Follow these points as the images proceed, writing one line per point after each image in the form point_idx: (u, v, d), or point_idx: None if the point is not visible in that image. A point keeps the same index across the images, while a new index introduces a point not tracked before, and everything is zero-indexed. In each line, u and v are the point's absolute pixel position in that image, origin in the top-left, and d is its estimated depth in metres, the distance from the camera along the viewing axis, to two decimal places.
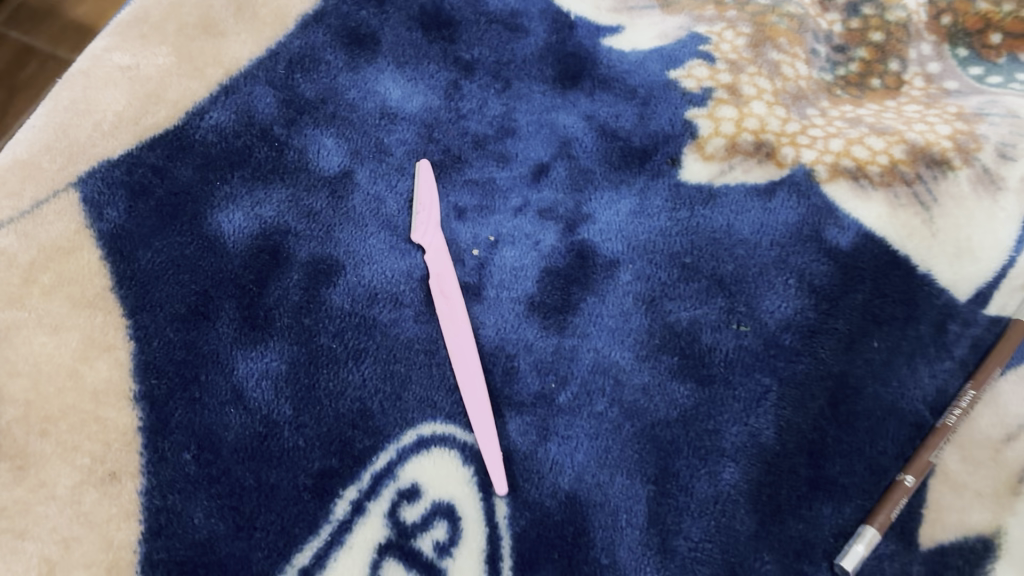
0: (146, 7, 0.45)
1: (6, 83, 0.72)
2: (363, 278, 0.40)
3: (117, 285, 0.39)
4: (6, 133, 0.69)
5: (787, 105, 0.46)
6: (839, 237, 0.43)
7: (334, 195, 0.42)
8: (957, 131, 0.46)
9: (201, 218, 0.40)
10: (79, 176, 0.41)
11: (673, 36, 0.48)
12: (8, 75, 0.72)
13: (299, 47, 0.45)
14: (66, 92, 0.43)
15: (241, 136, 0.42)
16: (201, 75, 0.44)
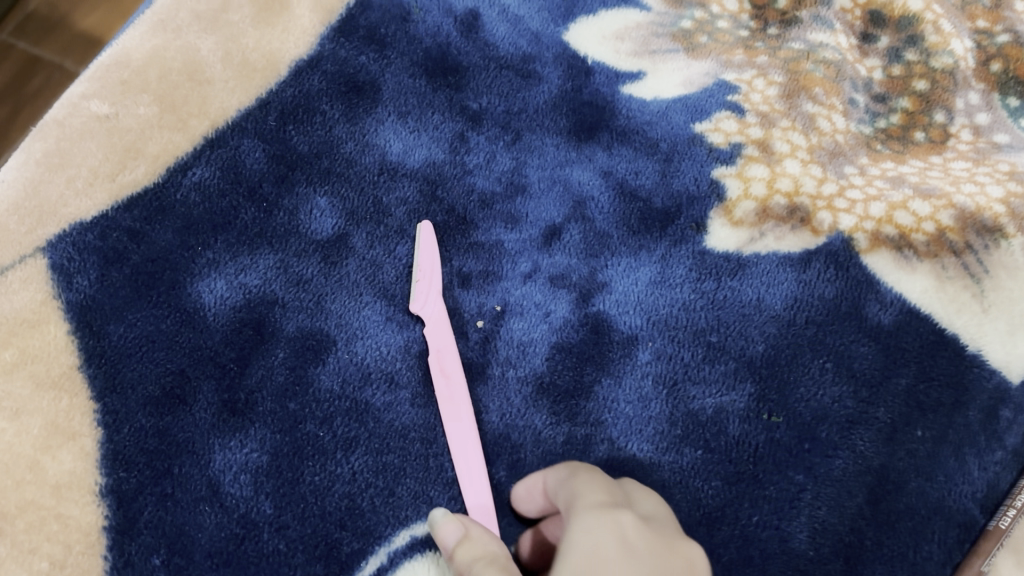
0: (127, 49, 0.42)
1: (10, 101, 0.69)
2: (356, 356, 0.37)
3: (85, 364, 0.35)
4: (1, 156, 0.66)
5: (823, 163, 0.42)
6: (880, 315, 0.39)
7: (327, 261, 0.38)
8: (1010, 193, 0.42)
9: (180, 288, 0.37)
10: (47, 240, 0.37)
11: (698, 84, 0.45)
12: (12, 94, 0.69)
13: (291, 96, 0.42)
14: (39, 144, 0.39)
15: (226, 196, 0.39)
16: (184, 127, 0.40)
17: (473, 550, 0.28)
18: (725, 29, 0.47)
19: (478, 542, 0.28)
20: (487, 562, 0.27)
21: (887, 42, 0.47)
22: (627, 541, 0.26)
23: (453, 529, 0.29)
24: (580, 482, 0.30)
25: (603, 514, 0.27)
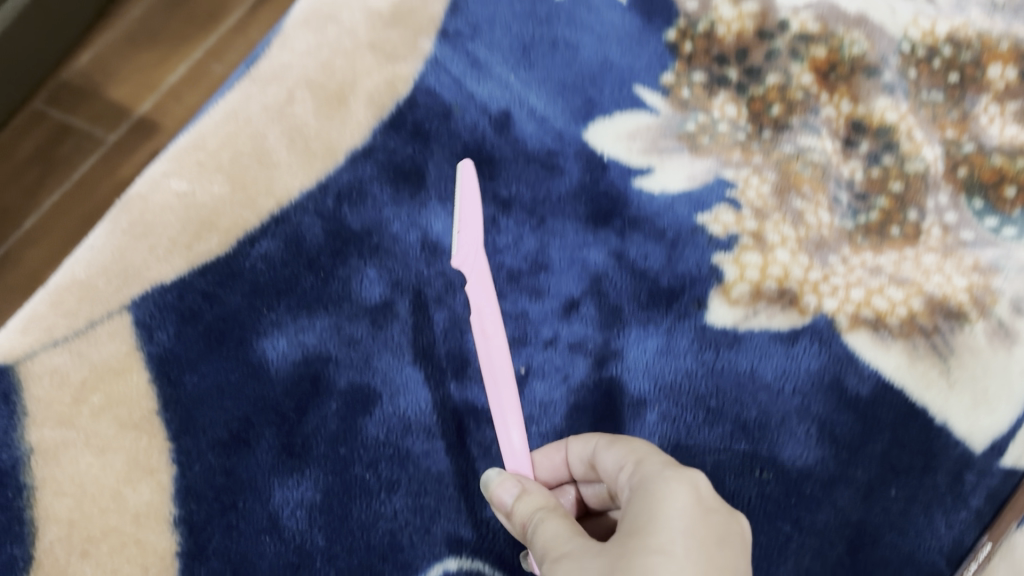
0: (204, 135, 0.48)
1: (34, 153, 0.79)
2: (399, 409, 0.42)
3: (162, 409, 0.40)
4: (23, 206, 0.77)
5: (810, 252, 0.48)
6: (859, 387, 0.44)
7: (374, 325, 0.44)
8: (973, 284, 0.47)
9: (247, 344, 0.42)
10: (132, 299, 0.43)
11: (700, 180, 0.51)
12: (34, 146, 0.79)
13: (347, 181, 0.47)
14: (125, 215, 0.45)
15: (289, 265, 0.44)
16: (253, 204, 0.46)
17: (531, 502, 0.34)
18: (724, 132, 0.52)
19: (535, 494, 0.35)
20: (551, 509, 0.34)
21: (866, 146, 0.52)
22: (697, 498, 0.31)
23: (510, 487, 0.36)
24: (635, 446, 0.35)
25: (676, 473, 0.32)
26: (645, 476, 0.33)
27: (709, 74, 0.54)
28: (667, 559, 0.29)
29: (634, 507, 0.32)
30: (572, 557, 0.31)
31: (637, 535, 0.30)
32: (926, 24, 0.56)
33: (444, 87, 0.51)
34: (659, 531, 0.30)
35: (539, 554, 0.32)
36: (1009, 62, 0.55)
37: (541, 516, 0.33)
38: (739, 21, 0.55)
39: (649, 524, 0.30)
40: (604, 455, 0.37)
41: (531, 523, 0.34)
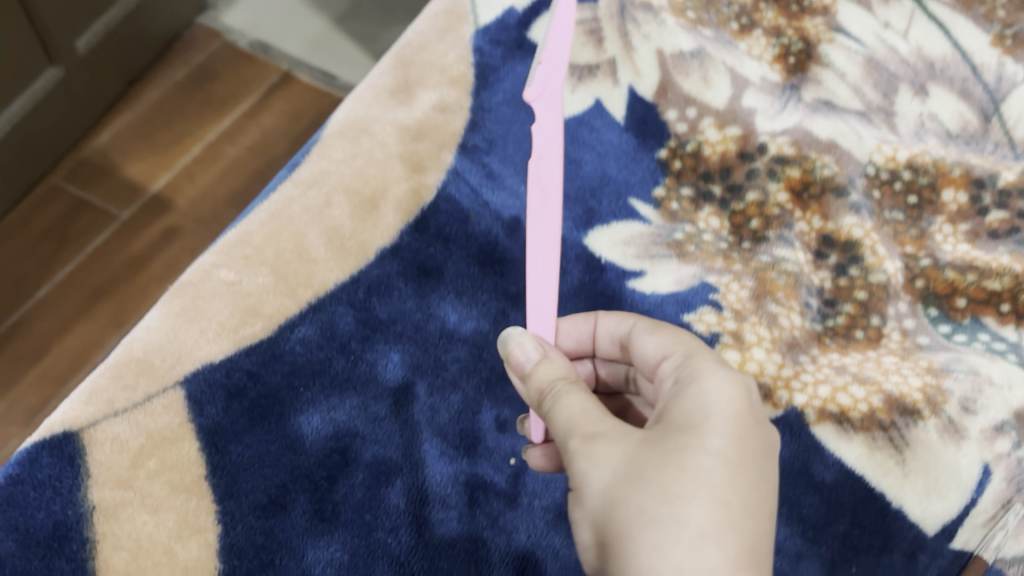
0: (249, 231, 0.54)
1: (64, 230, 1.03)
2: (417, 481, 0.47)
3: (210, 475, 0.46)
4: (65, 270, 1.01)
5: (783, 351, 0.54)
6: (824, 473, 0.50)
7: (397, 404, 0.49)
8: (927, 384, 0.53)
9: (286, 419, 0.48)
10: (184, 376, 0.48)
11: (686, 283, 0.57)
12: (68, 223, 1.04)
13: (376, 275, 0.54)
14: (178, 299, 0.51)
15: (323, 349, 0.50)
16: (293, 293, 0.52)
17: (552, 370, 0.39)
18: (709, 241, 0.59)
19: (555, 362, 0.39)
20: (573, 383, 0.39)
21: (835, 258, 0.58)
22: (749, 405, 0.37)
23: (531, 351, 0.40)
24: (681, 339, 0.42)
25: (725, 377, 0.38)
26: (696, 373, 0.38)
27: (696, 189, 0.61)
28: (718, 463, 0.35)
29: (686, 401, 0.37)
30: (615, 441, 0.36)
31: (689, 432, 0.36)
32: (889, 150, 0.62)
33: (463, 196, 0.58)
34: (709, 431, 0.36)
35: (564, 423, 0.38)
36: (961, 186, 0.61)
37: (564, 389, 0.38)
38: (723, 143, 0.62)
39: (699, 425, 0.36)
40: (643, 337, 0.44)
41: (551, 391, 0.39)
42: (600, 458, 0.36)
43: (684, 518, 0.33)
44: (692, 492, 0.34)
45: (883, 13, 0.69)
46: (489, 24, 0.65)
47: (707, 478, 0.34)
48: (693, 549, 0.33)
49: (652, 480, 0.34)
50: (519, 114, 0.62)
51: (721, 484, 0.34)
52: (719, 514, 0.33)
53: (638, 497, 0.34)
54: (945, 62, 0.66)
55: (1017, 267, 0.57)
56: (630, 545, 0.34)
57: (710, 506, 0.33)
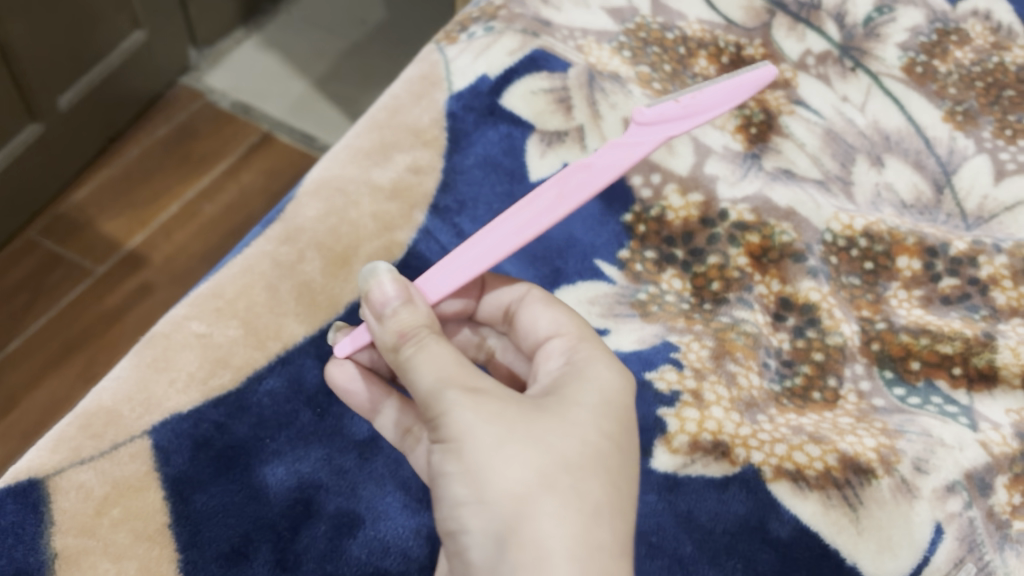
0: (221, 284, 0.55)
1: (38, 283, 1.06)
2: (379, 533, 0.48)
3: (174, 523, 0.46)
4: (37, 321, 1.03)
5: (741, 410, 0.56)
6: (780, 529, 0.51)
7: (361, 456, 0.50)
8: (881, 444, 0.54)
9: (251, 470, 0.49)
10: (152, 425, 0.49)
11: (649, 342, 0.58)
12: (41, 277, 1.07)
13: (345, 329, 0.55)
14: (149, 350, 0.52)
15: (290, 401, 0.52)
16: (262, 346, 0.53)
17: (414, 318, 0.42)
18: (671, 302, 0.61)
19: (416, 311, 0.42)
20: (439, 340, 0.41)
21: (793, 320, 0.60)
22: (630, 392, 0.43)
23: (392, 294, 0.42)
24: (573, 322, 0.47)
25: (612, 368, 0.43)
26: (589, 359, 0.43)
27: (659, 252, 0.63)
28: (608, 444, 0.40)
29: (579, 383, 0.42)
30: (510, 404, 0.39)
31: (581, 412, 0.40)
32: (846, 218, 0.64)
33: (433, 253, 0.60)
34: (599, 414, 0.41)
35: (435, 370, 0.40)
36: (914, 254, 0.63)
37: (425, 335, 0.41)
38: (685, 208, 0.65)
39: (589, 407, 0.41)
40: (536, 308, 0.48)
41: (411, 334, 0.41)
42: (496, 417, 0.38)
43: (583, 493, 0.38)
44: (589, 468, 0.38)
45: (841, 88, 0.72)
46: (462, 90, 0.68)
47: (601, 460, 0.39)
48: (590, 520, 0.37)
49: (550, 449, 0.38)
50: (489, 176, 0.64)
51: (610, 465, 0.39)
52: (610, 493, 0.39)
53: (537, 461, 0.38)
54: (901, 135, 0.69)
55: (967, 331, 0.59)
56: (526, 505, 0.37)
57: (604, 484, 0.39)
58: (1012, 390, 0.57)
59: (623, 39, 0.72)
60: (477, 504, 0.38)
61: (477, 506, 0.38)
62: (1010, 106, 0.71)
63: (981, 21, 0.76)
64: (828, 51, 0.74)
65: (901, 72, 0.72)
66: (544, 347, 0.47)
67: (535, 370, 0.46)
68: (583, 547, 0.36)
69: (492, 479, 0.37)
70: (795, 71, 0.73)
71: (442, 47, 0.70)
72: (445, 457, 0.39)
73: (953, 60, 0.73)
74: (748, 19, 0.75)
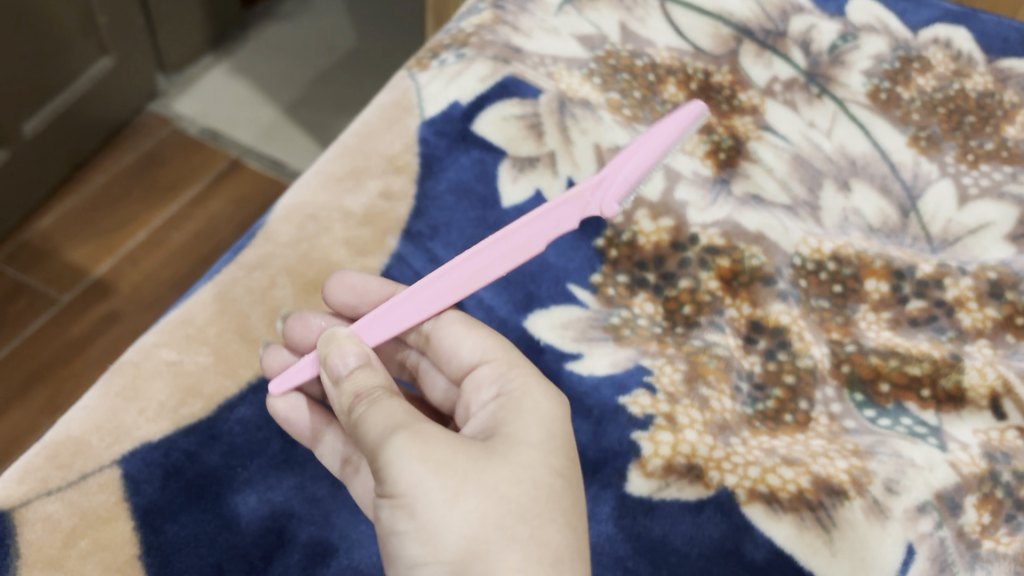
0: (192, 311, 0.55)
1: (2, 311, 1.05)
2: (354, 561, 0.47)
3: (144, 554, 0.46)
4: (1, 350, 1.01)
5: (714, 433, 0.56)
6: (754, 552, 0.50)
7: (334, 485, 0.50)
8: (852, 465, 0.54)
9: (222, 498, 0.48)
10: (121, 455, 0.49)
11: (622, 365, 0.59)
12: (5, 306, 1.05)
13: None
14: (118, 378, 0.52)
15: (262, 429, 0.51)
16: (234, 374, 0.53)
17: (368, 379, 0.44)
18: (644, 326, 0.61)
19: (373, 374, 0.44)
20: (384, 392, 0.43)
21: (764, 343, 0.61)
22: (566, 414, 0.45)
23: (352, 360, 0.44)
24: (499, 345, 0.49)
25: (551, 400, 0.45)
26: (524, 389, 0.45)
27: (631, 276, 0.63)
28: (559, 484, 0.41)
29: (525, 420, 0.43)
30: (458, 452, 0.40)
31: (529, 453, 0.42)
32: (814, 242, 0.65)
33: (406, 279, 0.60)
34: (547, 453, 0.42)
35: (380, 423, 0.41)
36: (882, 277, 0.63)
37: (379, 394, 0.43)
38: (657, 233, 0.65)
39: (537, 447, 0.42)
40: (457, 332, 0.50)
41: (366, 394, 0.43)
42: (445, 468, 0.39)
43: (538, 540, 0.39)
44: (543, 514, 0.40)
45: (807, 113, 0.73)
46: (435, 116, 0.68)
47: (555, 501, 0.40)
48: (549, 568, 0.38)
49: (501, 499, 0.39)
50: (461, 202, 0.64)
51: (562, 507, 0.41)
52: (565, 535, 0.40)
53: (490, 513, 0.38)
54: (867, 159, 0.70)
55: (935, 352, 0.60)
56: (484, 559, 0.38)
57: (558, 527, 0.40)
58: (979, 411, 0.58)
59: (593, 66, 0.73)
60: (436, 563, 0.38)
61: (435, 564, 0.38)
62: (972, 132, 0.71)
63: (942, 48, 0.76)
64: (795, 78, 0.75)
65: (866, 98, 0.73)
66: (473, 375, 0.48)
67: (466, 401, 0.48)
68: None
69: (449, 536, 0.38)
70: (762, 97, 0.74)
71: (414, 74, 0.71)
72: (395, 514, 0.39)
73: (916, 87, 0.74)
74: (716, 46, 0.77)
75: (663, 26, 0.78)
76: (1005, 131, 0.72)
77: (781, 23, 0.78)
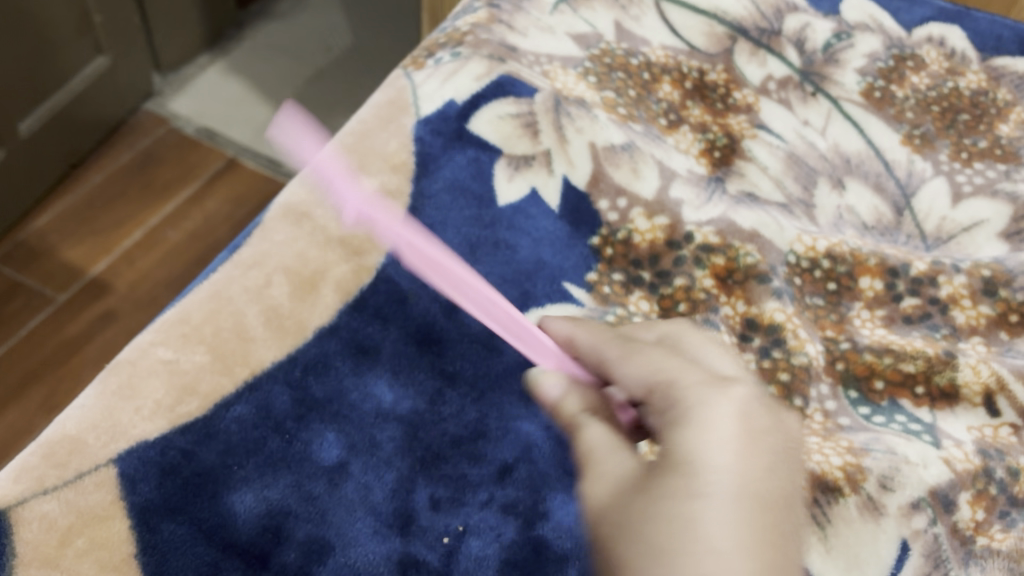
0: (188, 310, 0.55)
1: None
2: (350, 559, 0.48)
3: (140, 553, 0.46)
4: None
5: None
6: None
7: (331, 482, 0.50)
8: (847, 463, 0.54)
9: (219, 497, 0.49)
10: (118, 454, 0.49)
11: None
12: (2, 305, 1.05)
13: (314, 354, 0.55)
14: (114, 377, 0.52)
15: (258, 427, 0.52)
16: (229, 372, 0.53)
17: (574, 404, 0.39)
18: None
19: (577, 395, 0.40)
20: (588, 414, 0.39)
21: (759, 341, 0.60)
22: (734, 360, 0.40)
23: (557, 388, 0.41)
24: (666, 328, 0.43)
25: (702, 344, 0.41)
26: (675, 338, 0.42)
27: (626, 275, 0.64)
28: (725, 444, 0.33)
29: (650, 357, 0.40)
30: (612, 443, 0.37)
31: (684, 414, 0.35)
32: (809, 240, 0.65)
33: (402, 277, 0.60)
34: (703, 392, 0.36)
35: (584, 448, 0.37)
36: (876, 275, 0.64)
37: (580, 417, 0.39)
38: (652, 231, 0.65)
39: (689, 383, 0.37)
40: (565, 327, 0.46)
41: (571, 424, 0.39)
42: (596, 459, 0.36)
43: (704, 530, 0.31)
44: (732, 475, 0.32)
45: (802, 112, 0.73)
46: (430, 115, 0.68)
47: (719, 469, 0.32)
48: (729, 560, 0.30)
49: (649, 474, 0.34)
50: (457, 202, 0.65)
51: (733, 476, 0.32)
52: (741, 510, 0.31)
53: (640, 490, 0.33)
54: (860, 158, 0.70)
55: (929, 350, 0.60)
56: (640, 552, 0.31)
57: (734, 500, 0.32)
58: (973, 407, 0.58)
59: (588, 64, 0.74)
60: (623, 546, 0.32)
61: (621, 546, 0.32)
62: (965, 130, 0.72)
63: (936, 47, 0.77)
64: (789, 76, 0.75)
65: (860, 96, 0.74)
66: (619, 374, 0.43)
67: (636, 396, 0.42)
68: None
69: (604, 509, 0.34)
70: (757, 96, 0.74)
71: (410, 73, 0.71)
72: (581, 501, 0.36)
73: (910, 85, 0.74)
74: (711, 45, 0.77)
75: (657, 26, 0.78)
76: (998, 129, 0.72)
77: (776, 21, 0.78)
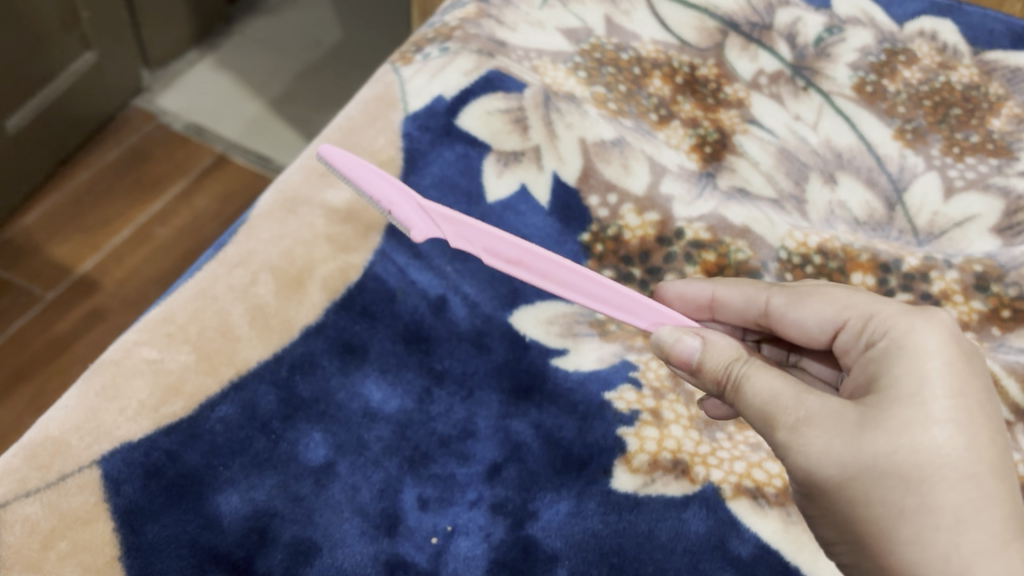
0: (173, 309, 0.55)
1: None
2: (337, 561, 0.47)
3: (125, 555, 0.46)
4: None
5: (700, 428, 0.55)
6: (741, 548, 0.50)
7: (317, 483, 0.50)
8: None
9: (204, 498, 0.48)
10: (101, 455, 0.49)
11: (608, 361, 0.58)
12: None
13: (301, 352, 0.55)
14: (98, 377, 0.52)
15: (244, 428, 0.51)
16: (215, 372, 0.53)
17: (718, 358, 0.45)
18: None
19: (713, 349, 0.46)
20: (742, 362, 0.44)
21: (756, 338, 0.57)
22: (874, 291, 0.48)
23: (693, 345, 0.47)
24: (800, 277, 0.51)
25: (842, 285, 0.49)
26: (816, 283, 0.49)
27: (617, 271, 0.63)
28: (939, 371, 0.40)
29: (830, 294, 0.47)
30: (796, 389, 0.42)
31: (895, 346, 0.42)
32: (800, 236, 0.64)
33: (390, 275, 0.59)
34: (908, 322, 0.43)
35: (754, 396, 0.43)
36: (868, 270, 0.63)
37: (737, 367, 0.44)
38: (642, 227, 0.64)
39: (889, 314, 0.43)
40: (702, 284, 0.54)
41: (724, 375, 0.45)
42: (785, 400, 0.42)
43: (943, 489, 0.38)
44: (946, 420, 0.39)
45: (793, 107, 0.73)
46: (418, 111, 0.68)
47: (943, 398, 0.39)
48: (969, 486, 0.38)
49: (870, 410, 0.40)
50: (445, 198, 0.64)
51: (954, 401, 0.39)
52: (971, 458, 0.38)
53: (865, 428, 0.39)
54: (852, 152, 0.70)
55: None
56: (882, 487, 0.38)
57: (958, 425, 0.39)
58: None
59: (578, 59, 0.73)
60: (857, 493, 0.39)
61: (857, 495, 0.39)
62: (957, 124, 0.71)
63: (928, 41, 0.76)
64: (780, 71, 0.75)
65: (852, 90, 0.73)
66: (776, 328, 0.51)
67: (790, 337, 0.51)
68: (973, 527, 0.37)
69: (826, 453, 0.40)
70: (748, 90, 0.74)
71: (398, 68, 0.71)
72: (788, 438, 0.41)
73: (901, 80, 0.74)
74: (701, 40, 0.76)
75: (648, 20, 0.77)
76: (990, 124, 0.71)
77: (767, 16, 0.78)
